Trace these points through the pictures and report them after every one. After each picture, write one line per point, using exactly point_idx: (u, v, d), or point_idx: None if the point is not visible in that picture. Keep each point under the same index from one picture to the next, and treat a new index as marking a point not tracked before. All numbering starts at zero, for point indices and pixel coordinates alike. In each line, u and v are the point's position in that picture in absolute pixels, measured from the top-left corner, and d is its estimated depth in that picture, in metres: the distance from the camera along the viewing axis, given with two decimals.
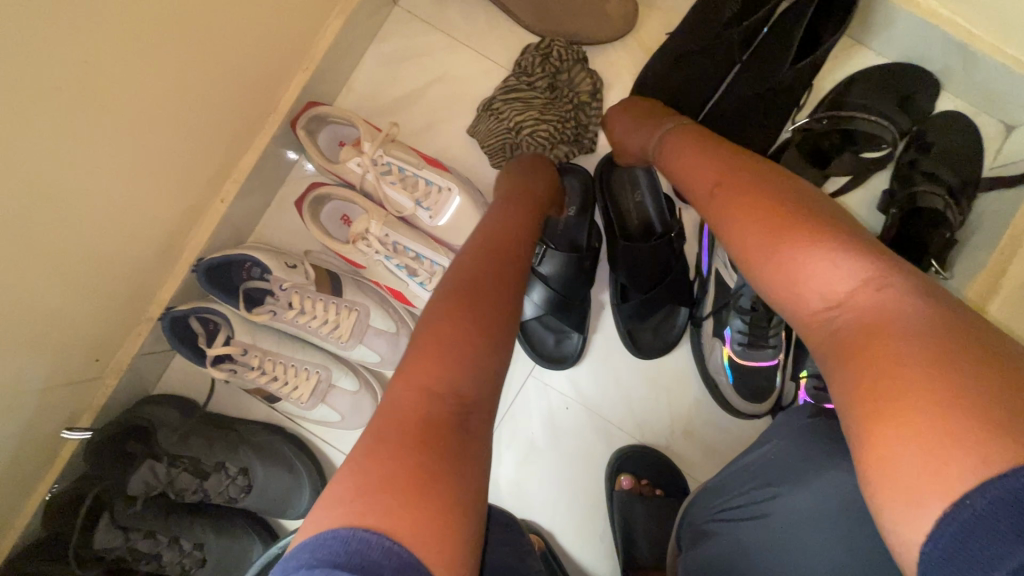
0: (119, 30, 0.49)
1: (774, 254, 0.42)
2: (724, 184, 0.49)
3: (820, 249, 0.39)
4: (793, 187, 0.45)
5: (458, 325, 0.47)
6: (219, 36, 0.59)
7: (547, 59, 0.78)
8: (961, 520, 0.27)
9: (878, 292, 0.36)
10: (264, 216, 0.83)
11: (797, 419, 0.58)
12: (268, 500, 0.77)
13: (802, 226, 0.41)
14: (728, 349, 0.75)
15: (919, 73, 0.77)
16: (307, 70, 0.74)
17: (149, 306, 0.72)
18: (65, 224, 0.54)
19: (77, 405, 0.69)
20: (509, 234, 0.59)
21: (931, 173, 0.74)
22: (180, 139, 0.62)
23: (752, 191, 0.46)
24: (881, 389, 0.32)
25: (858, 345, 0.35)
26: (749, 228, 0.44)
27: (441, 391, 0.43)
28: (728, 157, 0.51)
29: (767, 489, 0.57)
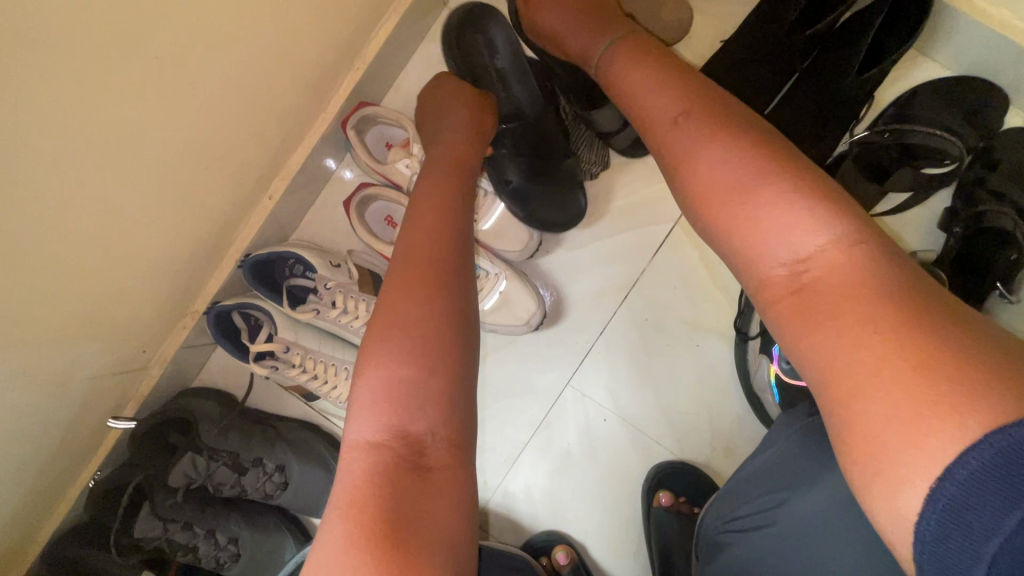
0: (175, 20, 0.49)
1: (736, 205, 0.40)
2: (688, 119, 0.46)
3: (777, 191, 0.39)
4: (749, 127, 0.44)
5: (402, 339, 0.45)
6: (274, 33, 0.60)
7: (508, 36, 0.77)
8: (948, 496, 0.28)
9: (851, 249, 0.36)
10: (308, 214, 0.83)
11: (793, 419, 0.54)
12: (302, 498, 0.77)
13: (762, 165, 0.41)
14: (774, 367, 0.69)
15: (987, 87, 0.73)
16: (358, 70, 0.74)
17: (195, 301, 0.73)
18: (121, 215, 0.56)
19: (121, 394, 0.70)
20: (448, 199, 0.57)
21: (1000, 192, 0.71)
22: (234, 136, 0.63)
23: (714, 129, 0.44)
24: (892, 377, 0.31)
25: (852, 326, 0.33)
26: (708, 163, 0.43)
27: (396, 399, 0.43)
28: (688, 87, 0.48)
29: (776, 495, 0.53)
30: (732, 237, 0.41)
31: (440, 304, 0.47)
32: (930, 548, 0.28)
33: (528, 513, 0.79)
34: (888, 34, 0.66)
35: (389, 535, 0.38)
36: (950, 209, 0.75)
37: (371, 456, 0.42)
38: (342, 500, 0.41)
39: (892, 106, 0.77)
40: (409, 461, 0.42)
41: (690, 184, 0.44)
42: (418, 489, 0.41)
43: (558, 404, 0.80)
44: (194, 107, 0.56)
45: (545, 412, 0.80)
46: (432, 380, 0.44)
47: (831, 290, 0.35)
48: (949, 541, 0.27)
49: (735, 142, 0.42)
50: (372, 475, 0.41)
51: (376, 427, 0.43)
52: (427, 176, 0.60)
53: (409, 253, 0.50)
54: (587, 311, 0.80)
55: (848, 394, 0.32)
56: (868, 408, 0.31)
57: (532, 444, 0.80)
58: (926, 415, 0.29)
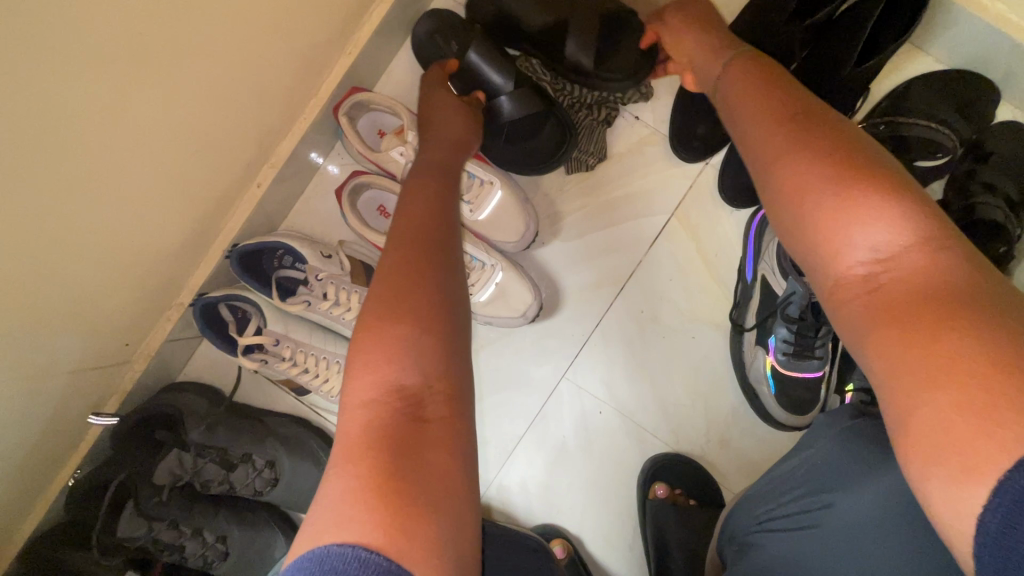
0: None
1: (821, 203, 0.39)
2: (794, 126, 0.44)
3: (870, 195, 0.38)
4: (860, 140, 0.42)
5: (392, 323, 0.44)
6: (267, 10, 0.57)
7: (443, 16, 0.76)
8: (1016, 488, 0.27)
9: (931, 253, 0.35)
10: (298, 203, 0.81)
11: (835, 420, 0.54)
12: (294, 492, 0.75)
13: (861, 170, 0.39)
14: (771, 359, 0.72)
15: (978, 79, 0.74)
16: (350, 55, 0.72)
17: (181, 292, 0.70)
18: (108, 195, 0.53)
19: (103, 389, 0.67)
20: (431, 200, 0.57)
21: (990, 184, 0.72)
22: (224, 119, 0.61)
23: (817, 140, 0.42)
24: (940, 357, 0.31)
25: (908, 316, 0.33)
26: (803, 173, 0.41)
27: (382, 363, 0.43)
28: (784, 97, 0.47)
29: (820, 498, 0.51)
30: (814, 237, 0.40)
31: (432, 294, 0.47)
32: (993, 540, 0.27)
33: (522, 506, 0.78)
34: (888, 23, 0.65)
35: (408, 505, 0.36)
36: (941, 201, 0.76)
37: (366, 415, 0.41)
38: (337, 455, 0.40)
39: (887, 98, 0.77)
40: (412, 416, 0.41)
41: (784, 190, 0.42)
42: (410, 441, 0.40)
43: (554, 397, 0.79)
44: (185, 84, 0.54)
45: (541, 404, 0.79)
46: (416, 363, 0.43)
47: (900, 294, 0.34)
48: (1014, 533, 0.27)
49: (831, 147, 0.41)
50: (369, 432, 0.40)
51: (380, 383, 0.42)
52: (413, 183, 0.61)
53: (400, 244, 0.51)
54: (582, 303, 0.79)
55: (904, 379, 0.32)
56: (927, 388, 0.31)
57: (528, 437, 0.79)
58: (997, 404, 0.28)
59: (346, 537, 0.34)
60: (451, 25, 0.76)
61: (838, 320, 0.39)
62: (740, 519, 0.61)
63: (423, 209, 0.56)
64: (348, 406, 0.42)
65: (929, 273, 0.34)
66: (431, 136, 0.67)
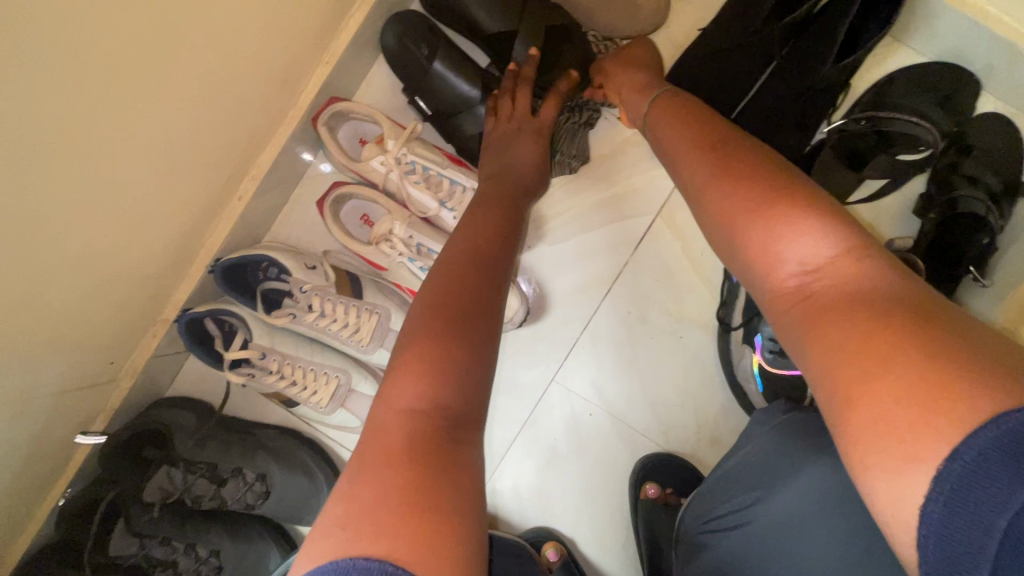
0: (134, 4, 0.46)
1: (751, 218, 0.42)
2: (718, 152, 0.48)
3: (791, 207, 0.40)
4: (774, 159, 0.45)
5: (452, 334, 0.47)
6: (240, 21, 0.57)
7: (415, 18, 0.75)
8: (955, 475, 0.27)
9: (857, 260, 0.37)
10: (281, 214, 0.80)
11: (769, 417, 0.58)
12: (286, 505, 0.75)
13: (778, 189, 0.42)
14: (758, 357, 0.71)
15: (958, 73, 0.74)
16: (328, 65, 0.72)
17: (165, 308, 0.70)
18: (84, 213, 0.53)
19: (90, 409, 0.67)
20: (497, 228, 0.61)
21: (973, 177, 0.72)
22: (201, 134, 0.60)
23: (742, 164, 0.45)
24: (881, 354, 0.31)
25: (841, 316, 0.34)
26: (720, 197, 0.45)
27: (433, 372, 0.44)
28: (707, 126, 0.52)
29: (752, 494, 0.56)
30: (747, 252, 0.42)
31: (487, 317, 0.51)
32: (936, 531, 0.28)
33: (515, 510, 0.79)
34: (867, 18, 0.64)
35: (390, 523, 0.36)
36: (924, 194, 0.76)
37: (416, 424, 0.42)
38: (371, 458, 0.40)
39: (867, 93, 0.77)
40: (450, 436, 0.42)
41: (716, 210, 0.45)
42: (448, 465, 0.40)
43: (543, 401, 0.79)
44: (160, 99, 0.53)
45: (530, 409, 0.79)
46: (456, 380, 0.45)
47: (832, 300, 0.36)
48: (957, 522, 0.27)
49: (750, 171, 0.44)
50: (413, 442, 0.41)
51: (422, 394, 0.43)
52: (476, 213, 0.63)
53: (465, 266, 0.55)
54: (570, 306, 0.79)
55: (842, 376, 0.32)
56: (866, 388, 0.31)
57: (519, 441, 0.79)
58: (934, 398, 0.28)
59: (354, 552, 0.35)
60: (418, 27, 0.75)
61: None
62: (693, 517, 0.63)
63: (486, 235, 0.60)
64: (386, 402, 0.44)
65: (868, 280, 0.35)
66: (492, 159, 0.71)
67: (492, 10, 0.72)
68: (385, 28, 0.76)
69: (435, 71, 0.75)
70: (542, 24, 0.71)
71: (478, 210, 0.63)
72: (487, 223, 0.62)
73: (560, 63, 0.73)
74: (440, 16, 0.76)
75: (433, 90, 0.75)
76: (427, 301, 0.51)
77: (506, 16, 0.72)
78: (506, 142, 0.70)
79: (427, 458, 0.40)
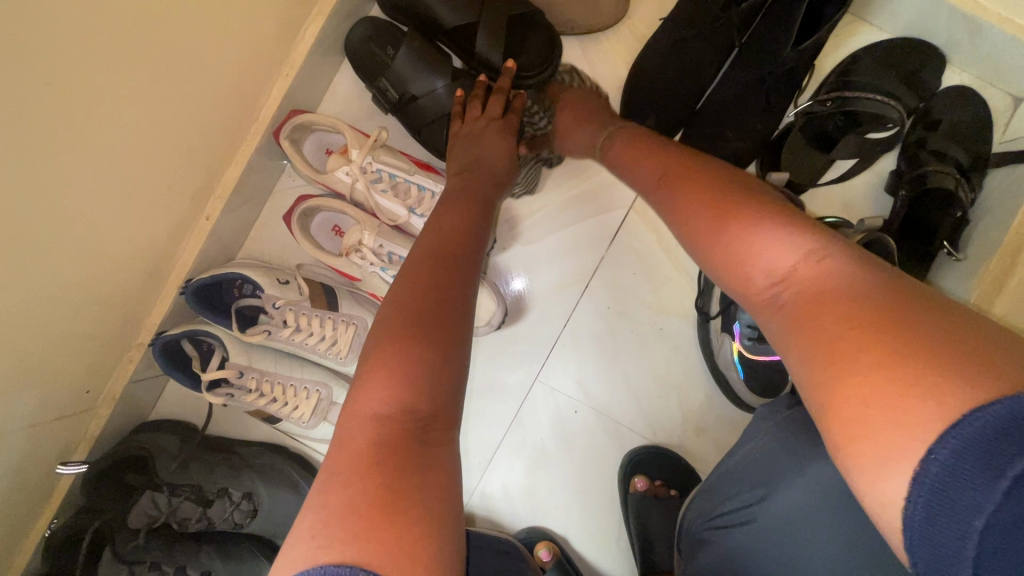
0: (83, 34, 0.45)
1: (710, 236, 0.44)
2: (668, 178, 0.51)
3: (742, 224, 0.42)
4: (732, 177, 0.48)
5: (413, 333, 0.46)
6: (194, 43, 0.56)
7: (379, 25, 0.75)
8: (932, 478, 0.28)
9: (819, 263, 0.37)
10: (252, 230, 0.80)
11: (773, 411, 0.56)
12: (274, 522, 0.76)
13: (734, 207, 0.43)
14: (739, 344, 0.71)
15: (923, 47, 0.74)
16: (287, 77, 0.71)
17: (139, 332, 0.69)
18: (48, 245, 0.52)
19: (70, 438, 0.66)
20: (469, 224, 0.59)
21: (939, 152, 0.72)
22: (160, 156, 0.59)
23: (693, 183, 0.48)
24: (849, 354, 0.32)
25: (817, 316, 0.35)
26: (684, 213, 0.47)
27: (398, 378, 0.43)
28: (665, 156, 0.55)
29: (757, 490, 0.55)
30: (719, 266, 0.43)
31: (453, 313, 0.49)
32: (919, 535, 0.28)
33: (505, 511, 0.78)
34: None
35: (366, 540, 0.36)
36: (894, 170, 0.76)
37: (379, 429, 0.42)
38: (343, 465, 0.40)
39: (834, 71, 0.76)
40: (420, 439, 0.42)
41: (680, 233, 0.48)
42: (417, 465, 0.40)
43: (527, 400, 0.79)
44: (120, 127, 0.53)
45: (515, 410, 0.79)
46: (429, 381, 0.44)
47: (807, 300, 0.36)
48: (937, 522, 0.28)
49: (706, 188, 0.47)
50: (384, 444, 0.41)
51: (388, 398, 0.43)
52: (445, 209, 0.60)
53: (428, 261, 0.53)
54: (550, 302, 0.79)
55: (823, 377, 0.32)
56: (845, 390, 0.31)
57: (505, 443, 0.79)
58: (899, 394, 0.29)
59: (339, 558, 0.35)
60: (384, 29, 0.75)
61: (768, 322, 0.39)
62: (695, 514, 0.63)
63: (455, 229, 0.58)
64: (352, 408, 0.44)
65: (834, 277, 0.36)
66: (456, 154, 0.69)
67: (453, 5, 0.71)
68: (348, 34, 0.75)
69: (398, 66, 0.73)
70: (503, 9, 0.70)
71: (448, 204, 0.61)
72: (456, 217, 0.59)
73: (526, 50, 0.72)
74: (402, 20, 0.75)
75: (400, 86, 0.74)
76: (390, 305, 0.50)
77: (467, 8, 0.71)
78: (473, 141, 0.69)
79: (399, 463, 0.40)
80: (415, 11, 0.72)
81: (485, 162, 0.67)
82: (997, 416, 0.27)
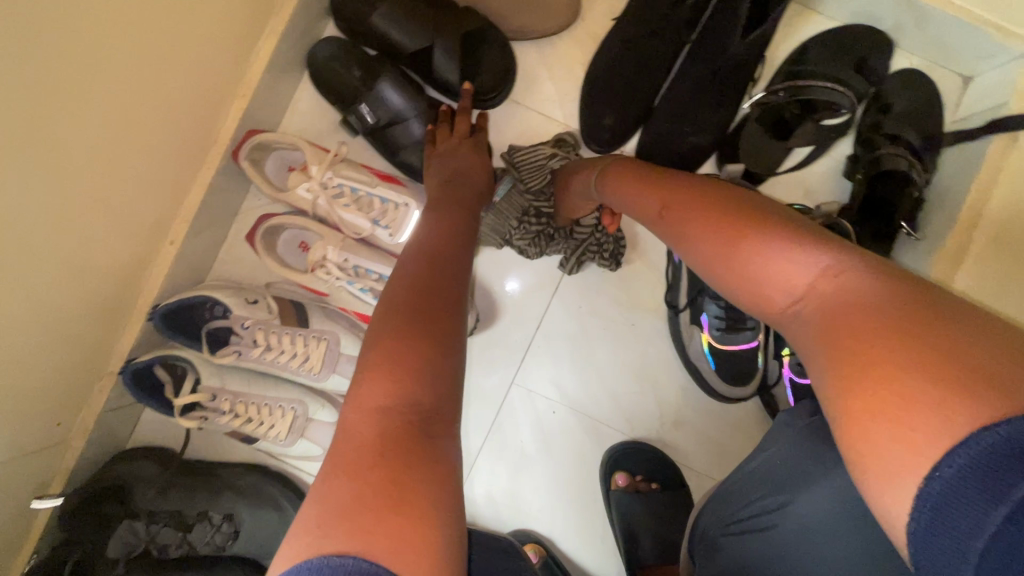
0: (46, 68, 0.45)
1: (721, 259, 0.42)
2: (669, 208, 0.51)
3: (755, 241, 0.40)
4: (738, 195, 0.47)
5: (400, 341, 0.45)
6: (152, 69, 0.56)
7: (338, 46, 0.75)
8: (936, 495, 0.26)
9: (835, 279, 0.35)
10: (220, 251, 0.80)
11: (795, 418, 0.55)
12: (256, 543, 0.76)
13: (741, 224, 0.42)
14: (706, 335, 0.74)
15: (871, 33, 0.75)
16: (245, 97, 0.71)
17: (110, 360, 0.69)
18: (23, 282, 0.52)
19: (44, 473, 0.65)
20: (458, 232, 0.60)
21: (894, 135, 0.74)
22: (122, 182, 0.59)
23: (696, 205, 0.48)
24: (867, 364, 0.30)
25: (829, 331, 0.33)
26: (696, 236, 0.46)
27: (393, 372, 0.43)
28: (666, 181, 0.54)
29: (779, 499, 0.54)
30: (736, 288, 0.42)
31: (443, 327, 0.47)
32: (917, 548, 0.27)
33: (490, 516, 0.78)
34: None
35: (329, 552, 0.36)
36: (852, 156, 0.78)
37: (385, 422, 0.41)
38: (347, 458, 0.40)
39: (787, 62, 0.77)
40: (425, 432, 0.41)
41: (692, 258, 0.47)
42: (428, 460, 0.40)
43: (505, 405, 0.79)
44: (84, 158, 0.53)
45: (494, 415, 0.79)
46: (427, 380, 0.43)
47: (825, 311, 0.34)
48: (937, 539, 0.27)
49: (712, 208, 0.46)
50: (370, 444, 0.40)
51: (390, 391, 0.42)
52: (437, 219, 0.61)
53: (421, 274, 0.52)
54: (519, 309, 0.79)
55: (836, 388, 0.31)
56: (854, 400, 0.30)
57: (486, 450, 0.79)
58: (905, 401, 0.28)
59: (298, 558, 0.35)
60: (344, 47, 0.75)
61: (794, 335, 0.37)
62: (712, 518, 0.62)
63: (444, 240, 0.58)
64: (357, 402, 0.43)
65: (850, 289, 0.33)
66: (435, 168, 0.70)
67: (408, 32, 0.72)
68: (309, 57, 0.76)
69: (366, 97, 0.74)
70: (455, 30, 0.71)
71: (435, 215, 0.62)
72: (442, 232, 0.59)
73: (483, 71, 0.75)
74: (358, 38, 0.76)
75: (369, 113, 0.74)
76: (387, 307, 0.50)
77: (421, 33, 0.72)
78: (449, 157, 0.70)
79: (401, 458, 0.39)
80: (369, 29, 0.73)
81: (470, 172, 0.69)
82: (1010, 435, 0.25)
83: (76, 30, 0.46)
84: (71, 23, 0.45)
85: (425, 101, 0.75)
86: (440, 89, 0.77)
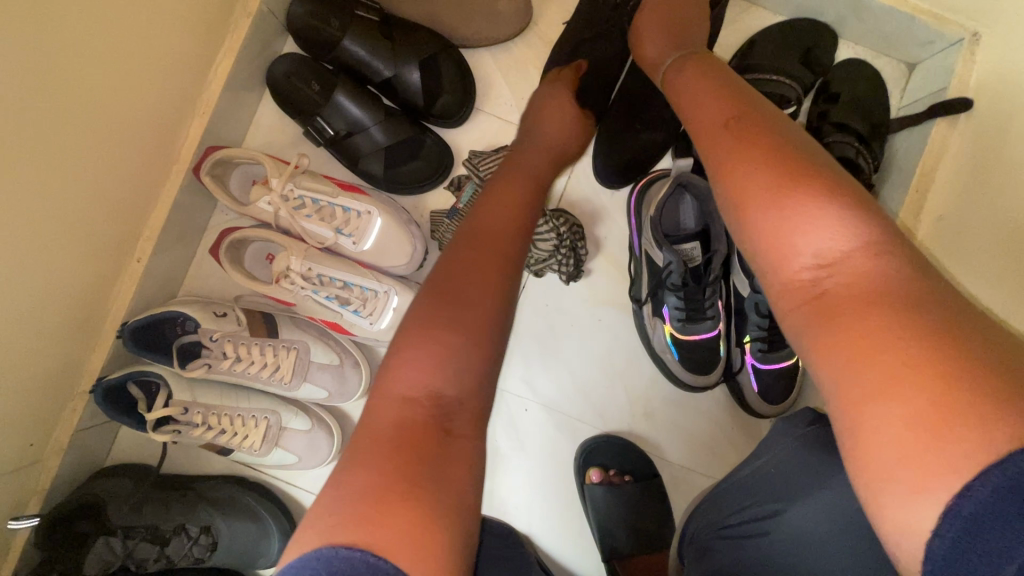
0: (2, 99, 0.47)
1: (768, 201, 0.39)
2: (729, 129, 0.44)
3: (810, 190, 0.38)
4: (792, 136, 0.43)
5: (441, 320, 0.45)
6: (108, 95, 0.57)
7: (297, 59, 0.76)
8: (965, 512, 0.27)
9: (875, 257, 0.35)
10: (190, 266, 0.81)
11: (792, 428, 0.55)
12: (234, 553, 0.78)
13: (803, 173, 0.39)
14: (669, 325, 0.75)
15: (814, 26, 0.78)
16: (205, 114, 0.72)
17: (81, 379, 0.70)
18: None
19: (20, 493, 0.66)
20: (523, 200, 0.57)
21: (841, 123, 0.76)
22: (86, 205, 0.60)
23: (755, 139, 0.42)
24: (898, 373, 0.30)
25: (852, 319, 0.33)
26: (745, 171, 0.41)
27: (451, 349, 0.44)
28: (736, 98, 0.47)
29: (769, 505, 0.53)
30: (757, 243, 0.40)
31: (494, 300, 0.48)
32: (941, 567, 0.28)
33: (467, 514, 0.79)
34: None
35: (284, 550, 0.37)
36: None
37: (394, 411, 0.42)
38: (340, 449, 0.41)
39: (734, 57, 0.79)
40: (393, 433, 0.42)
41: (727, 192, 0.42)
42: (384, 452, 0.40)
43: None
44: (44, 186, 0.54)
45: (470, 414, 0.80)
46: (457, 365, 0.44)
47: (851, 298, 0.34)
48: (961, 556, 0.28)
49: (774, 148, 0.41)
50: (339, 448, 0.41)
51: (426, 377, 0.43)
52: (501, 184, 0.59)
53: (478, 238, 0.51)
54: None
55: (854, 388, 0.32)
56: (864, 405, 0.31)
57: None
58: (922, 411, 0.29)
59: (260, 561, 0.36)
60: (306, 62, 0.77)
61: (784, 324, 0.38)
62: (703, 522, 0.60)
63: (503, 205, 0.56)
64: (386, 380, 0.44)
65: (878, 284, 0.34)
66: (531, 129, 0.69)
67: (367, 48, 0.75)
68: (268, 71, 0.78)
69: (325, 108, 0.76)
70: (412, 48, 0.75)
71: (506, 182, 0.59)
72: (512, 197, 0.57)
73: (441, 86, 0.77)
74: (313, 51, 0.77)
75: (326, 123, 0.76)
76: (432, 280, 0.49)
77: (378, 49, 0.75)
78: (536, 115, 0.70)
79: (359, 456, 0.40)
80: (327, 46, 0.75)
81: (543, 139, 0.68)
82: None
83: (34, 62, 0.48)
84: (23, 52, 0.47)
85: (386, 112, 0.77)
86: (399, 104, 0.80)
